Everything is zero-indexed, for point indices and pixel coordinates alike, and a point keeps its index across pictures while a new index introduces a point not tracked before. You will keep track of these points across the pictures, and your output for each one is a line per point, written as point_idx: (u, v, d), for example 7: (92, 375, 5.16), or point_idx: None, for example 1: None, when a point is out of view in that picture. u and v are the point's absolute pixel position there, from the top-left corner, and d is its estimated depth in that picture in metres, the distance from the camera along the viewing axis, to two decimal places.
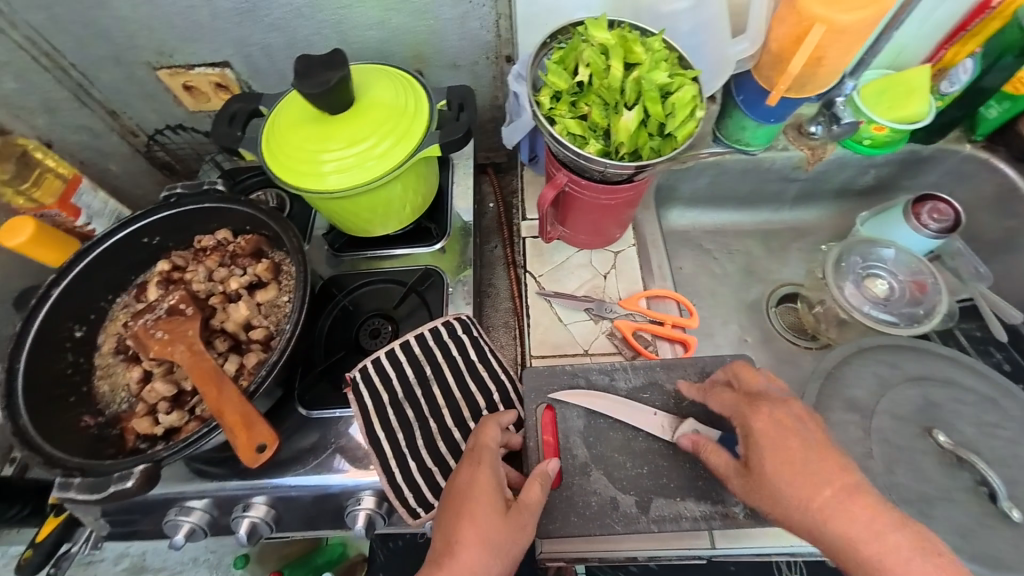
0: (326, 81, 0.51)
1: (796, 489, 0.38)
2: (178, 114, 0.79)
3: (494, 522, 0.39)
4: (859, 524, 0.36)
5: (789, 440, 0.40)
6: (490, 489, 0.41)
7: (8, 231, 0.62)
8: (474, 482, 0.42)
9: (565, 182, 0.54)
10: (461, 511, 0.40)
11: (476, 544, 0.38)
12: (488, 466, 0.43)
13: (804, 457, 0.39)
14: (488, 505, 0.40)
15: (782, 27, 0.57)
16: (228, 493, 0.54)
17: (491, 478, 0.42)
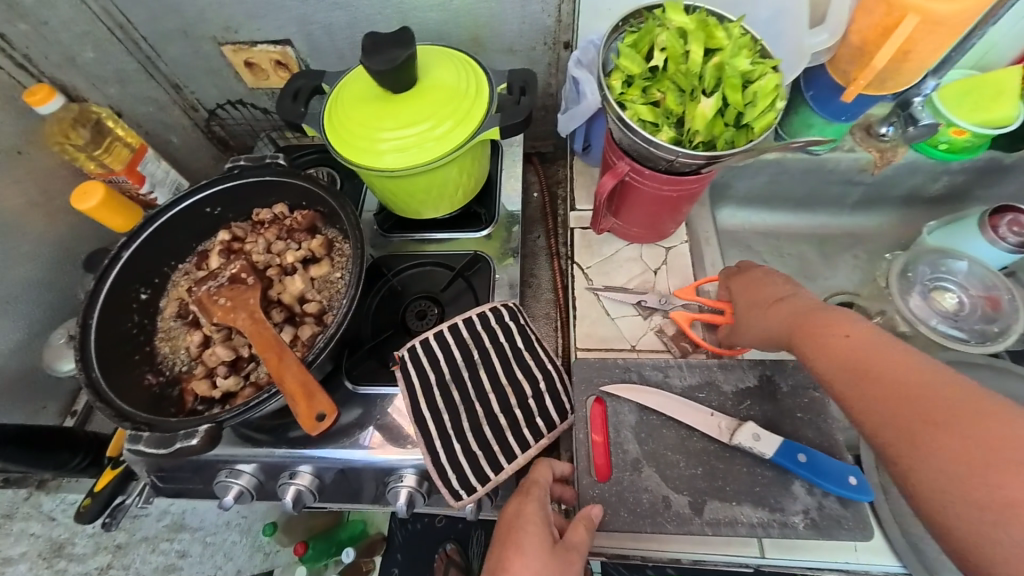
0: (394, 58, 0.51)
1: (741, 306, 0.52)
2: (237, 90, 0.81)
3: (541, 554, 0.40)
4: (834, 347, 0.40)
5: (760, 291, 0.51)
6: (537, 521, 0.43)
7: (81, 195, 0.65)
8: (523, 515, 0.43)
9: (626, 171, 0.53)
10: (511, 543, 0.42)
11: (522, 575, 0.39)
12: (534, 500, 0.45)
13: (763, 292, 0.51)
14: (535, 538, 0.41)
15: (868, 19, 0.53)
16: (276, 460, 0.56)
17: (539, 512, 0.44)
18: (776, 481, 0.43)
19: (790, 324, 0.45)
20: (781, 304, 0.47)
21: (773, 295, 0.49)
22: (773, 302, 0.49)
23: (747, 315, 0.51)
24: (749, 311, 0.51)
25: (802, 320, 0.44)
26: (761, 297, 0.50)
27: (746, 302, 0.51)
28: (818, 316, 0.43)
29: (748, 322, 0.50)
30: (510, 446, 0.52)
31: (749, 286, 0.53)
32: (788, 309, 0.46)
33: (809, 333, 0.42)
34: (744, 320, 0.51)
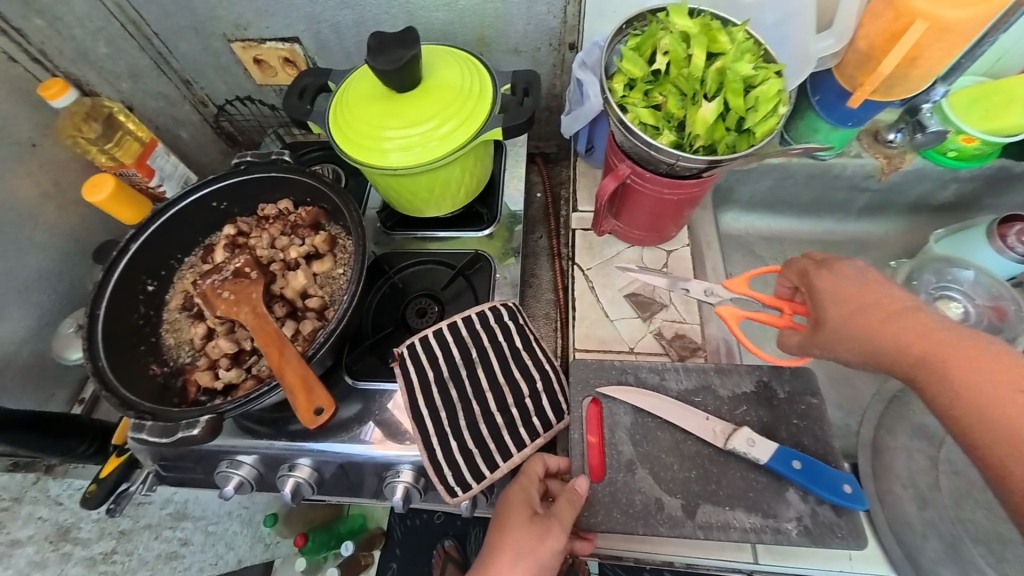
0: (400, 58, 0.52)
1: (841, 312, 0.45)
2: (246, 86, 0.82)
3: (521, 529, 0.43)
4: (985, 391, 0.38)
5: (858, 292, 0.45)
6: (521, 502, 0.45)
7: (92, 188, 0.67)
8: (509, 498, 0.46)
9: (627, 174, 0.53)
10: (498, 524, 0.45)
11: (509, 552, 0.42)
12: (519, 484, 0.47)
13: (868, 300, 0.45)
14: (519, 517, 0.44)
15: (876, 24, 0.53)
16: (277, 452, 0.56)
17: (522, 494, 0.46)
18: (770, 486, 0.43)
19: (909, 338, 0.42)
20: (899, 315, 0.43)
21: (880, 301, 0.45)
22: (883, 310, 0.44)
23: (848, 321, 0.44)
24: (850, 316, 0.44)
25: (927, 340, 0.41)
26: (862, 301, 0.44)
27: (841, 305, 0.45)
28: (942, 334, 0.41)
29: (852, 331, 0.44)
30: (505, 444, 0.53)
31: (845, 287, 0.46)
32: (905, 322, 0.43)
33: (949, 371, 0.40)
34: (843, 328, 0.44)
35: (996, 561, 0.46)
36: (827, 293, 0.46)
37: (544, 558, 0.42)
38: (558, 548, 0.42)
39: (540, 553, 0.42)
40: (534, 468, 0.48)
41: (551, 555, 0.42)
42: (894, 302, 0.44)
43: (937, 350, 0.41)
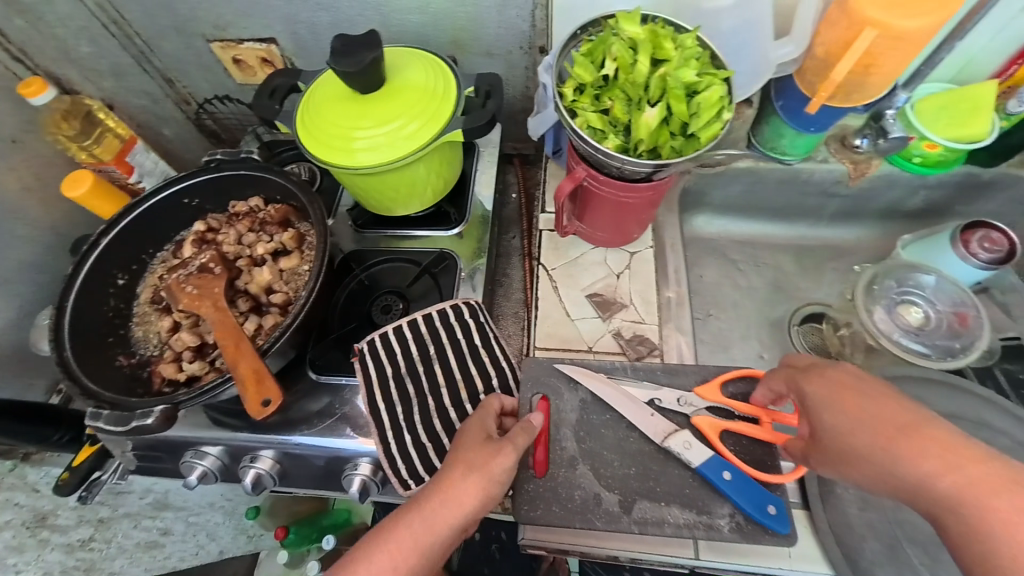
0: (361, 60, 0.53)
1: (842, 426, 0.38)
2: (228, 84, 0.84)
3: (474, 448, 0.43)
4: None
5: (860, 400, 0.39)
6: (478, 427, 0.45)
7: (71, 183, 0.68)
8: (466, 427, 0.46)
9: (584, 177, 0.53)
10: (454, 448, 0.44)
11: (460, 466, 0.41)
12: (476, 415, 0.47)
13: (876, 413, 0.38)
14: (474, 438, 0.44)
15: (832, 31, 0.54)
16: (240, 443, 0.58)
17: (481, 421, 0.46)
18: (707, 484, 0.44)
19: (925, 458, 0.34)
20: (917, 435, 0.35)
21: (880, 414, 0.38)
22: (894, 425, 0.37)
23: (850, 443, 0.38)
24: (857, 435, 0.38)
25: (949, 463, 0.33)
26: (863, 413, 0.38)
27: (839, 418, 0.39)
28: (963, 453, 0.34)
29: (860, 454, 0.37)
30: None
31: (847, 399, 0.39)
32: (926, 443, 0.35)
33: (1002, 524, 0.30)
34: (845, 448, 0.38)
35: (932, 561, 0.47)
36: (821, 405, 0.40)
37: (494, 473, 0.41)
38: (510, 468, 0.42)
39: (491, 468, 0.41)
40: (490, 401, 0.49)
41: (502, 473, 0.41)
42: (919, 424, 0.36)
43: (972, 481, 0.32)
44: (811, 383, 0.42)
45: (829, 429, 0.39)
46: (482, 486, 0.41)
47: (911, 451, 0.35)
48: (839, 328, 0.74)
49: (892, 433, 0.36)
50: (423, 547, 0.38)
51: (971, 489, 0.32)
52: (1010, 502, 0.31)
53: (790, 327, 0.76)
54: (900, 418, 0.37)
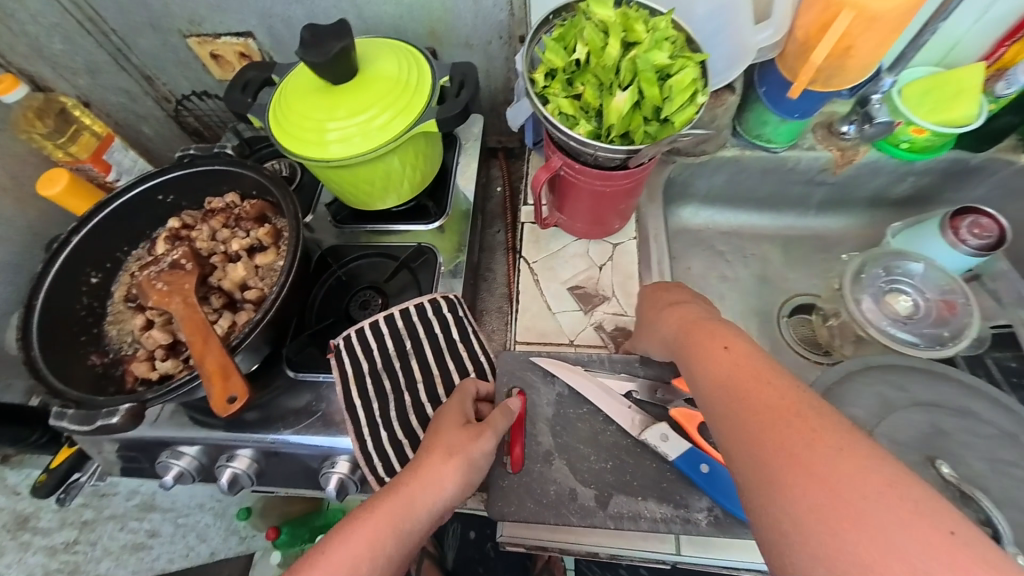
0: (329, 50, 0.52)
1: (647, 314, 0.49)
2: (206, 81, 0.83)
3: (454, 432, 0.43)
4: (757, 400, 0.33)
5: (665, 300, 0.48)
6: (455, 411, 0.45)
7: (47, 181, 0.67)
8: (444, 411, 0.46)
9: (559, 166, 0.52)
10: (431, 433, 0.44)
11: (439, 453, 0.41)
12: (456, 399, 0.47)
13: (673, 302, 0.47)
14: (453, 423, 0.44)
15: (810, 13, 0.53)
16: (217, 442, 0.57)
17: (458, 406, 0.46)
18: (685, 478, 0.43)
19: (685, 336, 0.42)
20: (695, 326, 0.41)
21: (683, 312, 0.44)
22: (688, 320, 0.43)
23: (647, 323, 0.49)
24: (651, 318, 0.48)
25: (710, 349, 0.38)
26: (660, 304, 0.48)
27: (650, 309, 0.49)
28: (739, 357, 0.36)
29: (648, 330, 0.48)
30: None
31: (658, 294, 0.50)
32: (680, 317, 0.44)
33: (730, 383, 0.35)
34: (645, 328, 0.49)
35: None
36: (645, 305, 0.51)
37: (475, 456, 0.42)
38: (489, 450, 0.42)
39: (470, 451, 0.41)
40: (467, 388, 0.49)
41: (481, 456, 0.42)
42: (690, 308, 0.45)
43: (733, 374, 0.35)
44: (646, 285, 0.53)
45: (642, 311, 0.51)
46: (462, 471, 0.41)
47: (695, 348, 0.40)
48: (827, 319, 0.72)
49: (668, 306, 0.47)
50: (400, 530, 0.37)
51: (699, 353, 0.39)
52: (753, 390, 0.34)
53: (778, 319, 0.76)
54: (696, 315, 0.43)
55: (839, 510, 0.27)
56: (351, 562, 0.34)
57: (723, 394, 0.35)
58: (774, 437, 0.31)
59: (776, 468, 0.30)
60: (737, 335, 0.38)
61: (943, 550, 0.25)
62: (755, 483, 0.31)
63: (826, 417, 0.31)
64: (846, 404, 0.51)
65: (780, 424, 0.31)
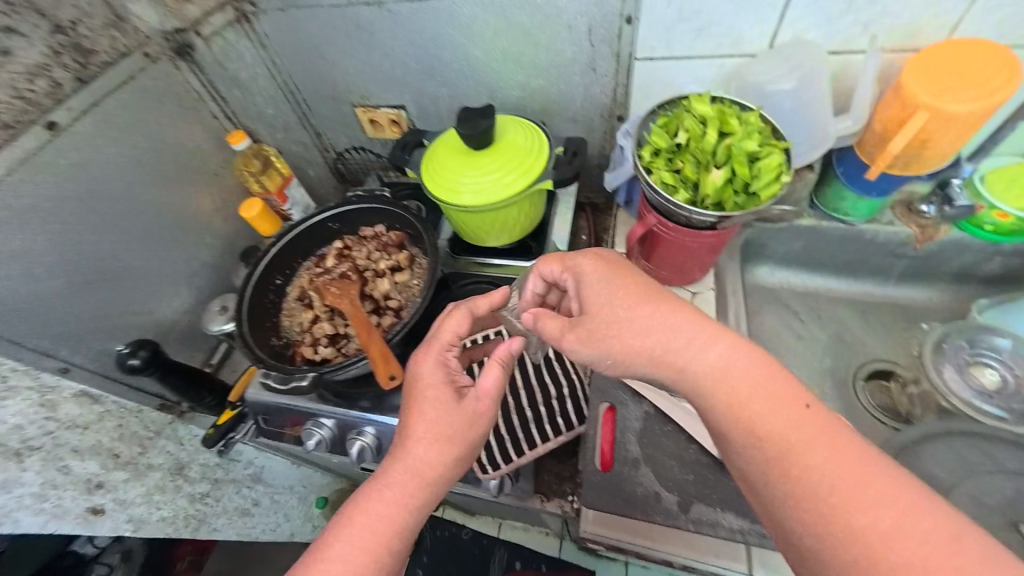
0: (479, 126, 0.69)
1: (599, 296, 0.50)
2: (361, 138, 1.06)
3: (444, 413, 0.51)
4: (834, 471, 0.36)
5: (623, 282, 0.49)
6: (438, 383, 0.53)
7: (245, 207, 0.90)
8: (428, 382, 0.53)
9: (654, 223, 0.63)
10: (419, 413, 0.51)
11: (435, 438, 0.50)
12: (438, 367, 0.54)
13: (636, 286, 0.48)
14: (441, 399, 0.52)
15: (888, 110, 0.62)
16: (350, 419, 0.70)
17: (441, 377, 0.53)
18: None
19: (762, 388, 0.41)
20: (767, 380, 0.41)
21: (664, 313, 0.45)
22: (685, 335, 0.44)
23: (595, 309, 0.49)
24: (599, 303, 0.49)
25: (795, 409, 0.40)
26: (613, 291, 0.49)
27: (599, 290, 0.50)
28: (818, 418, 0.39)
29: (601, 319, 0.48)
30: (532, 434, 0.61)
31: (609, 268, 0.51)
32: (688, 319, 0.45)
33: (811, 457, 0.38)
34: (590, 312, 0.49)
35: None
36: (589, 277, 0.52)
37: (472, 432, 0.52)
38: (481, 426, 0.52)
39: (466, 428, 0.51)
40: (444, 337, 0.56)
41: (474, 432, 0.51)
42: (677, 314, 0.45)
43: (809, 439, 0.38)
44: (586, 254, 0.53)
45: (589, 289, 0.51)
46: (457, 451, 0.50)
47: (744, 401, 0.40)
48: (906, 386, 0.75)
49: (626, 302, 0.47)
50: (410, 509, 0.47)
51: (753, 396, 0.40)
52: (832, 461, 0.37)
53: (854, 383, 0.77)
54: (705, 339, 0.43)
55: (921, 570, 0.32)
56: (375, 535, 0.45)
57: (775, 446, 0.39)
58: (824, 486, 0.36)
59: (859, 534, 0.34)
60: (790, 389, 0.41)
61: None
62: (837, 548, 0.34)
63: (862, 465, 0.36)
64: (923, 462, 0.54)
65: (824, 473, 0.36)
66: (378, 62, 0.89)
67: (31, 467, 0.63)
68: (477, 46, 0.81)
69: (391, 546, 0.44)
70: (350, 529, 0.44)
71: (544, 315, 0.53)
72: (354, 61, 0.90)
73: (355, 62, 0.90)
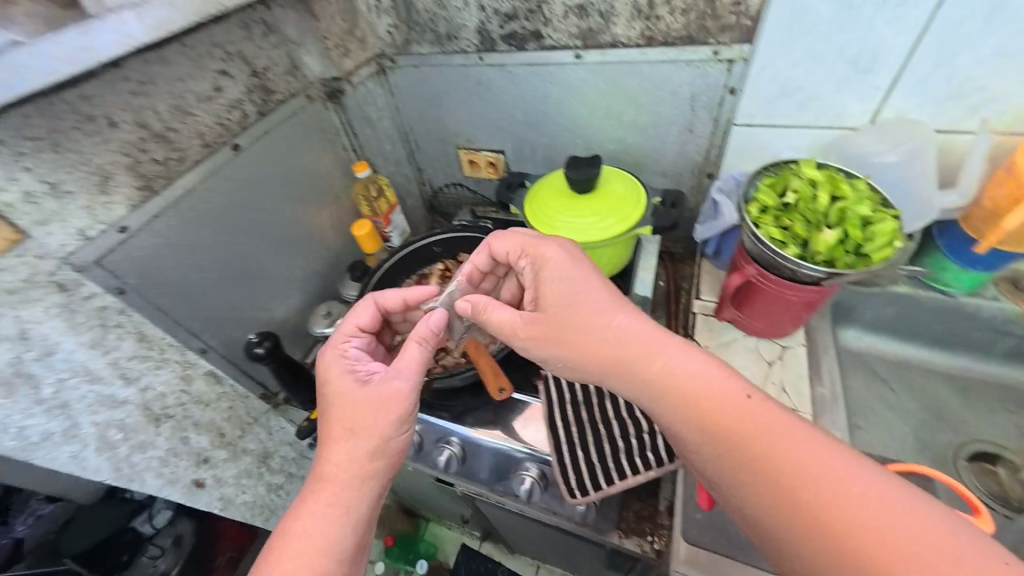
0: (588, 174, 0.76)
1: (555, 293, 0.58)
2: (457, 175, 1.19)
3: (351, 410, 0.57)
4: (772, 449, 0.42)
5: (576, 285, 0.57)
6: (344, 386, 0.59)
7: (356, 226, 1.02)
8: (336, 386, 0.59)
9: (753, 274, 0.66)
10: (332, 417, 0.57)
11: (347, 435, 0.55)
12: (339, 373, 0.60)
13: (583, 289, 0.57)
14: (347, 399, 0.57)
15: (1001, 187, 0.63)
16: (439, 427, 0.74)
17: (344, 381, 0.59)
18: None
19: (716, 392, 0.45)
20: (718, 383, 0.46)
21: (624, 321, 0.53)
22: (633, 343, 0.51)
23: (555, 307, 0.57)
24: (556, 300, 0.57)
25: (737, 397, 0.45)
26: (566, 292, 0.57)
27: (553, 288, 0.58)
28: (759, 403, 0.44)
29: (559, 313, 0.56)
30: (622, 464, 0.61)
31: (552, 266, 0.60)
32: (629, 315, 0.54)
33: (749, 440, 0.43)
34: (549, 307, 0.57)
35: None
36: (547, 276, 0.60)
37: (384, 421, 0.56)
38: (396, 413, 0.57)
39: (376, 420, 0.56)
40: (338, 349, 0.64)
41: (386, 423, 0.56)
42: (609, 315, 0.54)
43: (752, 421, 0.43)
44: (548, 251, 0.61)
45: (543, 287, 0.60)
46: (371, 441, 0.55)
47: (692, 399, 0.46)
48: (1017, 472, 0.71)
49: (572, 301, 0.56)
50: (337, 504, 0.52)
51: (686, 384, 0.47)
52: (767, 441, 0.42)
53: (955, 464, 0.73)
54: (658, 346, 0.50)
55: (849, 528, 0.37)
56: (310, 534, 0.49)
57: (726, 440, 0.44)
58: (766, 469, 0.42)
59: (794, 501, 0.40)
60: (724, 386, 0.46)
61: (937, 546, 0.35)
62: (779, 514, 0.41)
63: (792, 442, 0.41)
64: None
65: (771, 457, 0.42)
66: (488, 112, 1.01)
67: (161, 434, 0.73)
68: (582, 105, 0.90)
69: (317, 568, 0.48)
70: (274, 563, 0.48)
71: (479, 302, 0.63)
72: (468, 111, 1.03)
73: (469, 111, 1.03)
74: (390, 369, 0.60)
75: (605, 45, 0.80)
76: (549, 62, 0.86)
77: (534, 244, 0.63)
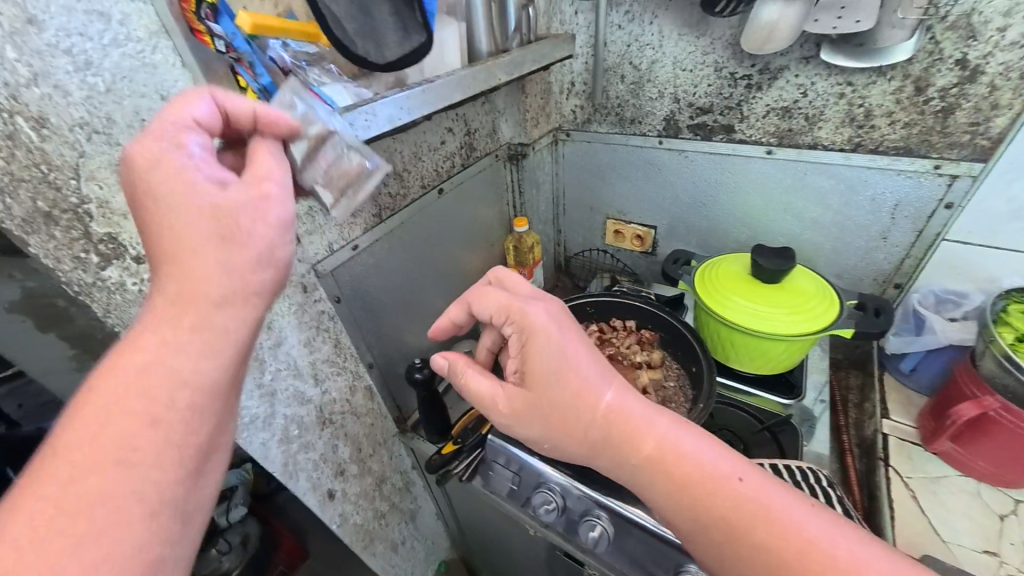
0: (780, 264, 0.75)
1: (534, 368, 0.49)
2: (597, 242, 1.24)
3: (202, 224, 0.36)
4: (767, 539, 0.40)
5: (559, 360, 0.49)
6: (174, 198, 0.36)
7: None
8: (163, 206, 0.36)
9: (994, 406, 0.59)
10: (166, 240, 0.35)
11: (204, 258, 0.35)
12: (164, 183, 0.36)
13: (566, 364, 0.49)
14: (188, 215, 0.35)
15: None
16: (582, 496, 0.69)
17: (173, 195, 0.36)
18: None
19: (695, 477, 0.44)
20: (699, 468, 0.44)
21: (613, 398, 0.48)
22: (622, 424, 0.47)
23: (540, 385, 0.49)
24: (538, 377, 0.49)
25: (725, 483, 0.43)
26: (548, 369, 0.49)
27: (533, 359, 0.50)
28: (749, 489, 0.43)
29: (543, 394, 0.49)
30: None
31: (534, 331, 0.51)
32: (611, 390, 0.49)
33: (738, 528, 0.42)
34: (534, 383, 0.49)
35: None
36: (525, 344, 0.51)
37: (264, 237, 0.38)
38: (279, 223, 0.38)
39: (247, 234, 0.37)
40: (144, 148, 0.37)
41: (266, 235, 0.38)
42: (592, 392, 0.48)
43: (737, 509, 0.42)
44: (531, 315, 0.52)
45: (523, 353, 0.51)
46: (242, 259, 0.36)
47: (681, 486, 0.44)
48: None
49: (555, 373, 0.48)
50: (201, 345, 0.34)
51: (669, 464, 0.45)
52: (762, 532, 0.41)
53: None
54: (643, 425, 0.47)
55: None
56: (162, 397, 0.32)
57: (720, 533, 0.42)
58: (768, 565, 0.40)
59: None
60: (718, 467, 0.44)
61: None
62: None
63: (786, 531, 0.40)
64: None
65: (770, 548, 0.40)
66: (651, 191, 1.05)
67: (322, 437, 0.77)
68: (759, 196, 0.91)
69: (174, 407, 0.33)
70: (92, 418, 0.30)
71: (457, 362, 0.57)
72: (630, 187, 1.08)
73: (631, 187, 1.08)
74: (244, 173, 0.38)
75: (804, 145, 0.82)
76: (736, 153, 0.89)
77: (515, 304, 0.54)
